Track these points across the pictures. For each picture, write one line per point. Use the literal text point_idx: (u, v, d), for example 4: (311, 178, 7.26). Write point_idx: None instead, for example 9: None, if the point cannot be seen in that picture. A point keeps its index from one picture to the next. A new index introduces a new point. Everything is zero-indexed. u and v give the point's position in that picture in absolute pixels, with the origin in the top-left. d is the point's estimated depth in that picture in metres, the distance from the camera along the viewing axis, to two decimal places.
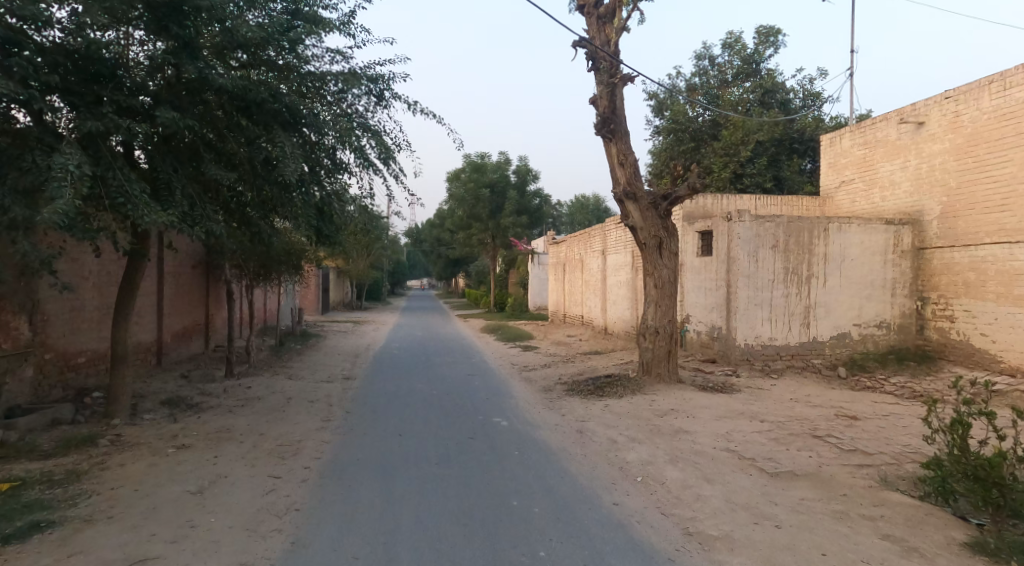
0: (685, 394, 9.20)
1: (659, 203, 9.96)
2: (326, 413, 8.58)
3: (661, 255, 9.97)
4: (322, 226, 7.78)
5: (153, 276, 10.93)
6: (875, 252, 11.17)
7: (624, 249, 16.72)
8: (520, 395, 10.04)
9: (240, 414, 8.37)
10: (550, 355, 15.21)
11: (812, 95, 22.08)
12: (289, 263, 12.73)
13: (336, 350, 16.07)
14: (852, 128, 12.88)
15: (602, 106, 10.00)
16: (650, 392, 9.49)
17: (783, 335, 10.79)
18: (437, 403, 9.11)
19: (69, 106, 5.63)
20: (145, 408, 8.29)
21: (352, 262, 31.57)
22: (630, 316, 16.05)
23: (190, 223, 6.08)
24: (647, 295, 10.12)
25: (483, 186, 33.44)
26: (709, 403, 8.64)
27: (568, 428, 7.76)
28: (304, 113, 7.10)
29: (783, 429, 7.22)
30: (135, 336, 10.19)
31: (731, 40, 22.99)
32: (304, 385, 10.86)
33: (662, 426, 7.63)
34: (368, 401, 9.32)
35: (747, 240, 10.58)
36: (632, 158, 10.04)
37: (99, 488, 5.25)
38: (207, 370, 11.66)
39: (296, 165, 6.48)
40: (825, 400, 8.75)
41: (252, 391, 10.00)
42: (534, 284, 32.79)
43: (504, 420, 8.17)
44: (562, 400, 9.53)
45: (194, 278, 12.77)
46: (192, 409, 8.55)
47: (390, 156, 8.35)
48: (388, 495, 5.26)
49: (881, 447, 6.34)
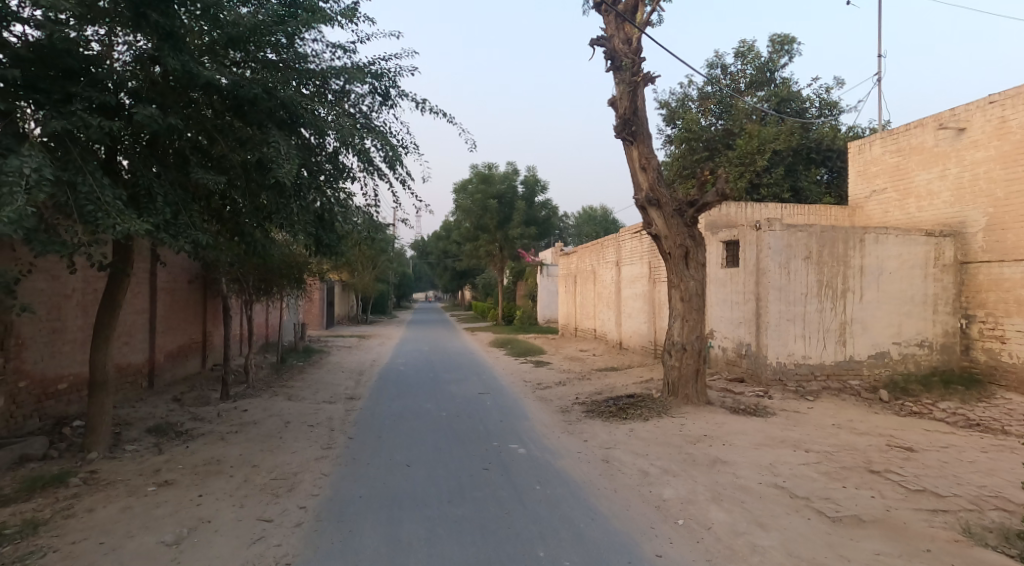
0: (717, 418, 8.46)
1: (686, 211, 9.32)
2: (328, 439, 7.91)
3: (688, 265, 9.28)
4: (322, 235, 7.15)
5: (143, 291, 10.33)
6: (915, 266, 10.44)
7: (640, 260, 16.04)
8: (535, 418, 9.32)
9: (233, 442, 7.69)
10: (564, 371, 14.47)
11: (828, 104, 21.44)
12: (289, 277, 12.10)
13: (340, 368, 15.38)
14: (883, 134, 12.18)
15: (623, 107, 9.38)
16: (677, 415, 8.77)
17: (818, 354, 10.04)
18: (447, 428, 8.43)
19: (33, 103, 5.02)
20: (130, 437, 7.63)
21: (357, 274, 31.06)
22: (647, 330, 15.34)
23: (173, 232, 5.43)
24: (672, 309, 9.43)
25: (491, 197, 32.89)
26: (744, 428, 7.91)
27: (592, 456, 7.03)
28: (303, 112, 6.50)
29: (834, 463, 6.47)
30: (123, 357, 9.58)
31: (744, 49, 22.39)
32: (305, 407, 10.18)
33: (697, 456, 6.91)
34: (373, 426, 8.65)
35: (779, 250, 9.87)
36: (654, 162, 9.41)
37: (58, 542, 4.58)
38: (202, 392, 11.00)
39: (294, 167, 5.84)
40: (873, 427, 7.99)
41: (249, 415, 9.32)
42: (543, 296, 32.08)
43: (521, 447, 7.48)
44: (583, 424, 8.82)
45: (191, 293, 12.19)
46: (180, 437, 7.88)
47: (396, 160, 7.78)
48: (395, 543, 4.56)
49: (955, 489, 5.58)
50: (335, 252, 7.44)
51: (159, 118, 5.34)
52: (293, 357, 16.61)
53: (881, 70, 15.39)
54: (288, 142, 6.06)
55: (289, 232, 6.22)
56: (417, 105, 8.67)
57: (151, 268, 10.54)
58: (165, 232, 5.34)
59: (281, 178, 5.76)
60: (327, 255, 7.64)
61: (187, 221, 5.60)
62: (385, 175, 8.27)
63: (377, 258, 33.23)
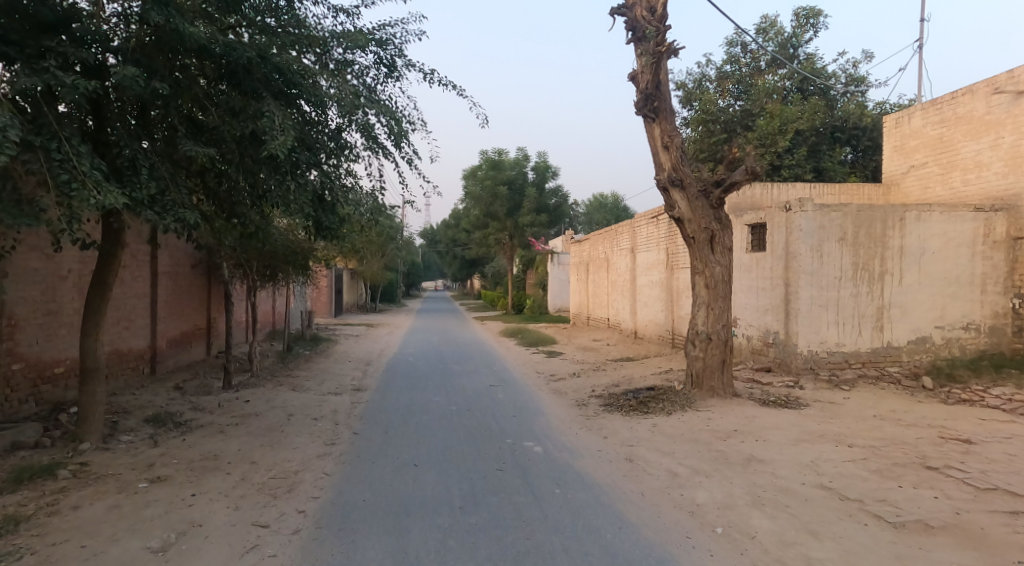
0: (746, 411, 7.93)
1: (711, 191, 8.73)
2: (331, 435, 7.47)
3: (713, 250, 8.70)
4: (321, 217, 6.66)
5: (144, 275, 9.90)
6: (961, 244, 9.81)
7: (656, 247, 15.47)
8: (551, 412, 8.83)
9: (233, 436, 7.23)
10: (579, 362, 13.96)
11: (855, 80, 20.87)
12: (294, 264, 11.63)
13: (347, 357, 14.95)
14: (924, 105, 11.62)
15: (645, 82, 8.81)
16: (702, 408, 8.24)
17: (852, 341, 9.47)
18: (457, 423, 7.97)
19: (4, 61, 4.48)
20: (127, 427, 7.18)
21: (364, 261, 30.58)
22: (664, 318, 14.81)
23: (157, 209, 4.93)
24: (695, 296, 8.87)
25: (502, 183, 32.28)
26: (777, 422, 7.39)
27: (614, 455, 6.54)
28: (302, 80, 5.97)
29: (883, 459, 5.92)
30: (124, 343, 9.16)
31: (766, 26, 21.68)
32: (309, 398, 9.74)
33: (729, 453, 6.39)
34: (379, 420, 8.20)
35: (810, 232, 9.30)
36: (677, 140, 8.84)
37: (35, 545, 4.09)
38: (206, 380, 10.59)
39: (289, 139, 5.32)
40: (918, 418, 7.43)
41: (251, 406, 8.88)
42: (554, 284, 31.55)
43: (536, 445, 7.00)
44: (601, 418, 8.33)
45: (194, 279, 11.76)
46: (180, 428, 7.44)
47: (403, 136, 7.25)
48: (401, 556, 4.07)
49: None
50: (336, 236, 6.95)
51: (140, 80, 4.81)
52: (299, 346, 16.22)
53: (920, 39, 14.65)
54: (283, 112, 5.54)
55: (284, 214, 5.68)
56: (425, 77, 8.14)
57: (152, 252, 10.09)
58: (148, 209, 4.83)
59: (275, 152, 5.24)
60: (328, 239, 7.15)
61: (174, 199, 5.09)
62: (391, 154, 7.76)
63: (385, 246, 32.79)
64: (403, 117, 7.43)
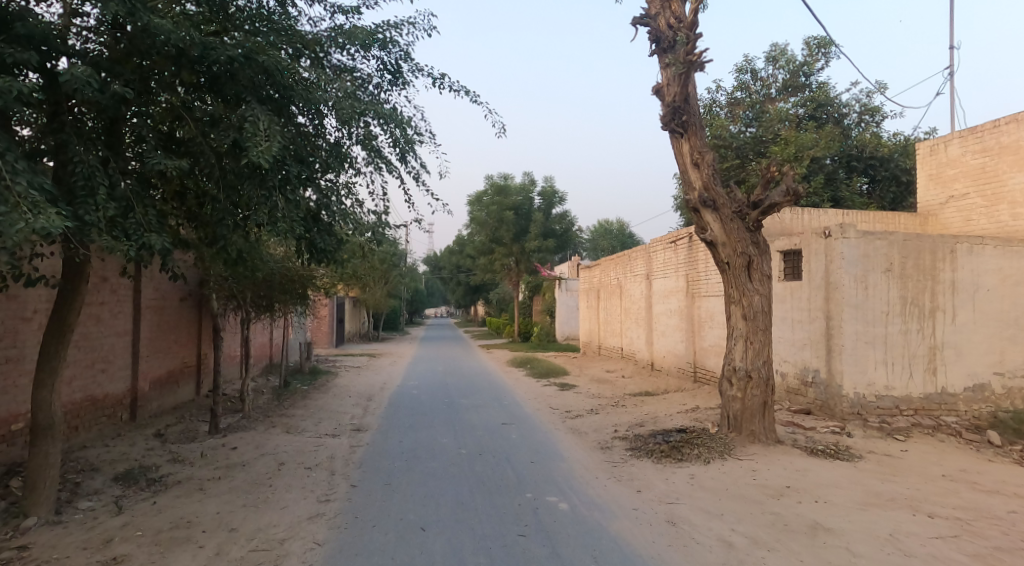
0: (796, 463, 6.95)
1: (747, 213, 7.92)
2: (326, 487, 6.61)
3: (751, 278, 7.85)
4: (315, 237, 5.90)
5: (126, 311, 9.12)
6: (1018, 283, 9.00)
7: (674, 273, 14.66)
8: (573, 457, 7.90)
9: (212, 495, 6.33)
10: (594, 397, 13.02)
11: (870, 109, 20.02)
12: (291, 293, 10.84)
13: (347, 392, 14.05)
14: (963, 133, 10.82)
15: (671, 94, 8.12)
16: (743, 457, 7.31)
17: (903, 384, 8.53)
18: (468, 472, 7.09)
19: None
20: (90, 490, 6.30)
21: (366, 288, 29.86)
22: (684, 350, 13.93)
23: (116, 232, 4.18)
24: (731, 329, 7.99)
25: (508, 208, 31.62)
26: (833, 477, 6.42)
27: (653, 516, 5.62)
28: (294, 83, 5.27)
29: (979, 539, 4.88)
30: (99, 388, 8.33)
31: (777, 53, 21.16)
32: (303, 443, 8.83)
33: (788, 519, 5.42)
34: (379, 468, 7.30)
35: (853, 261, 8.41)
36: (709, 157, 8.12)
37: None
38: (192, 425, 9.71)
39: (277, 146, 4.59)
40: (997, 482, 6.37)
41: (237, 454, 7.97)
42: (562, 312, 30.70)
43: (561, 501, 6.11)
44: (630, 467, 7.39)
45: (183, 311, 10.98)
46: (153, 486, 6.56)
47: (410, 145, 6.59)
48: None
49: None
50: (333, 259, 6.18)
51: (94, 81, 4.12)
52: (298, 380, 15.35)
53: (953, 62, 13.72)
54: (270, 117, 4.82)
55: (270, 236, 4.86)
56: (432, 85, 7.54)
57: (135, 285, 9.34)
58: (105, 232, 4.07)
59: (259, 161, 4.49)
60: (323, 264, 6.38)
61: (136, 223, 4.33)
62: (394, 168, 7.10)
63: (388, 272, 32.08)
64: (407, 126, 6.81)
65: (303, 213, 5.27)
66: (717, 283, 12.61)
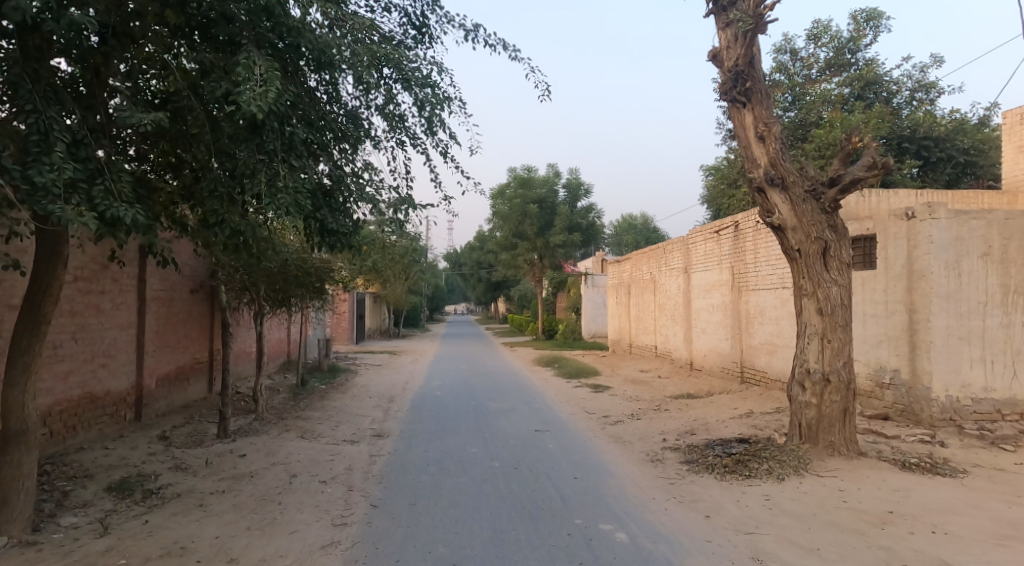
0: (890, 480, 5.93)
1: (823, 192, 6.90)
2: (343, 507, 5.75)
3: (827, 266, 6.83)
4: (326, 217, 5.04)
5: (129, 302, 8.35)
6: None
7: (716, 266, 13.59)
8: (622, 473, 6.88)
9: (213, 512, 5.49)
10: (632, 399, 12.02)
11: (924, 85, 18.74)
12: (307, 286, 10.03)
13: (366, 392, 13.23)
14: None
15: (734, 58, 7.17)
16: (823, 472, 6.31)
17: (1004, 386, 7.51)
18: (503, 491, 6.16)
19: None
20: (76, 502, 5.49)
21: (386, 283, 29.13)
22: (729, 349, 12.88)
23: (72, 199, 3.33)
24: (804, 326, 6.97)
25: (531, 201, 30.70)
26: (943, 497, 5.38)
27: (735, 552, 4.62)
28: (299, 26, 4.45)
29: None
30: (100, 387, 7.57)
31: (818, 30, 19.93)
32: (319, 450, 7.98)
33: (906, 551, 4.40)
34: (404, 487, 6.34)
35: (943, 245, 7.46)
36: (776, 129, 7.13)
37: None
38: (201, 426, 8.91)
39: (272, 92, 3.75)
40: None
41: (248, 463, 7.15)
42: (588, 308, 29.68)
43: (617, 529, 5.17)
44: (691, 483, 6.40)
45: (194, 305, 10.21)
46: (148, 499, 5.75)
47: (439, 109, 5.79)
48: None
49: None
50: (349, 244, 5.28)
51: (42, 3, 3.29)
52: (316, 378, 14.61)
53: None
54: (269, 61, 3.99)
55: (267, 209, 3.96)
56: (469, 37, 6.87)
57: (139, 274, 8.58)
58: (55, 197, 3.21)
59: (250, 108, 3.64)
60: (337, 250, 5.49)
61: (104, 191, 3.47)
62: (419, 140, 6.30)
63: (409, 268, 31.35)
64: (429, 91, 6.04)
65: (312, 184, 4.41)
66: (766, 275, 11.54)
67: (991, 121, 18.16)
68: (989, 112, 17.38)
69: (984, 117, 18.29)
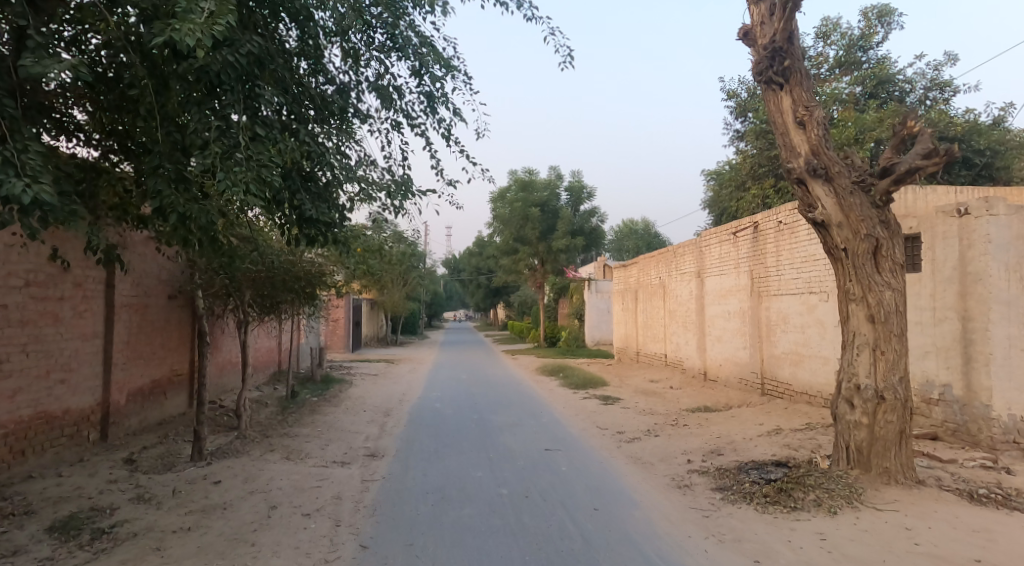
0: (965, 517, 5.12)
1: (873, 183, 6.11)
2: (328, 548, 4.89)
3: (879, 267, 6.02)
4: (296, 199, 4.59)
5: (95, 309, 7.51)
6: None
7: (733, 269, 12.81)
8: (648, 501, 6.05)
9: (171, 558, 4.63)
10: (645, 412, 11.21)
11: (939, 84, 18.03)
12: (297, 292, 9.23)
13: (360, 405, 12.39)
14: None
15: (774, 33, 6.40)
16: (881, 504, 5.48)
17: None
18: (506, 519, 5.50)
19: None
20: (9, 548, 4.62)
21: (383, 289, 28.28)
22: (748, 359, 12.10)
23: None
24: (852, 335, 6.16)
25: (533, 205, 29.93)
26: None
27: None
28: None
29: None
30: (57, 405, 6.72)
31: (827, 28, 19.20)
32: (304, 474, 7.15)
33: None
34: (406, 521, 5.50)
35: (1003, 245, 6.87)
36: (818, 113, 6.36)
37: None
38: (176, 446, 8.07)
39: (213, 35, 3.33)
40: None
41: (222, 491, 6.30)
42: (591, 315, 28.89)
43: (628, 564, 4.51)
44: (729, 515, 5.56)
45: (172, 312, 9.40)
46: (95, 540, 4.87)
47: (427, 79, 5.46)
48: None
49: None
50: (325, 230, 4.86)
51: None
52: (307, 390, 13.75)
53: None
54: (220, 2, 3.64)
55: (221, 182, 3.63)
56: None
57: (108, 279, 7.75)
58: None
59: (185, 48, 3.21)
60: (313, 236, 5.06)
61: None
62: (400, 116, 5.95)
63: (406, 274, 30.56)
64: (415, 58, 5.77)
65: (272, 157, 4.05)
66: (788, 280, 10.75)
67: (1004, 122, 17.43)
68: (1005, 112, 16.55)
69: (998, 117, 17.49)
